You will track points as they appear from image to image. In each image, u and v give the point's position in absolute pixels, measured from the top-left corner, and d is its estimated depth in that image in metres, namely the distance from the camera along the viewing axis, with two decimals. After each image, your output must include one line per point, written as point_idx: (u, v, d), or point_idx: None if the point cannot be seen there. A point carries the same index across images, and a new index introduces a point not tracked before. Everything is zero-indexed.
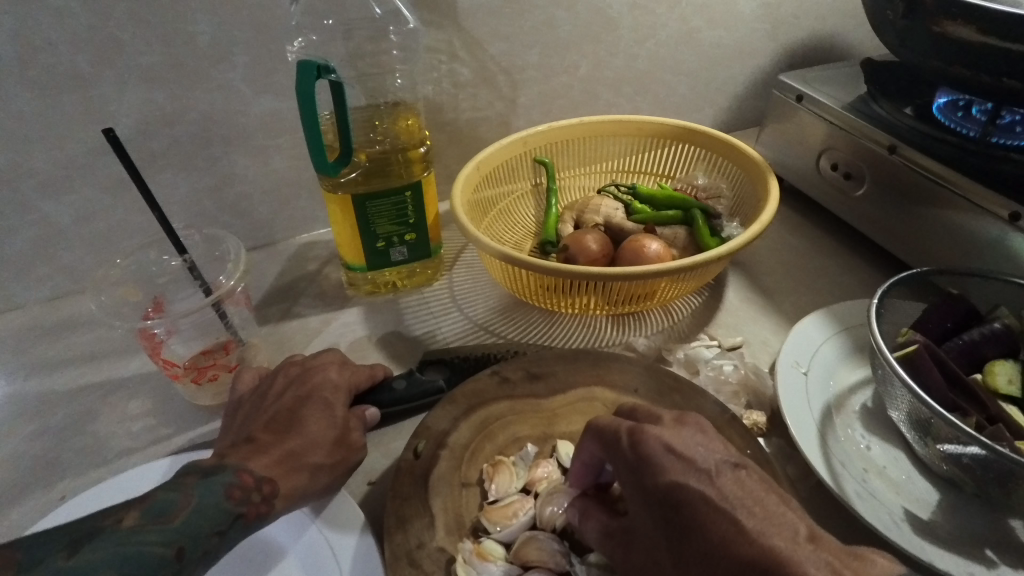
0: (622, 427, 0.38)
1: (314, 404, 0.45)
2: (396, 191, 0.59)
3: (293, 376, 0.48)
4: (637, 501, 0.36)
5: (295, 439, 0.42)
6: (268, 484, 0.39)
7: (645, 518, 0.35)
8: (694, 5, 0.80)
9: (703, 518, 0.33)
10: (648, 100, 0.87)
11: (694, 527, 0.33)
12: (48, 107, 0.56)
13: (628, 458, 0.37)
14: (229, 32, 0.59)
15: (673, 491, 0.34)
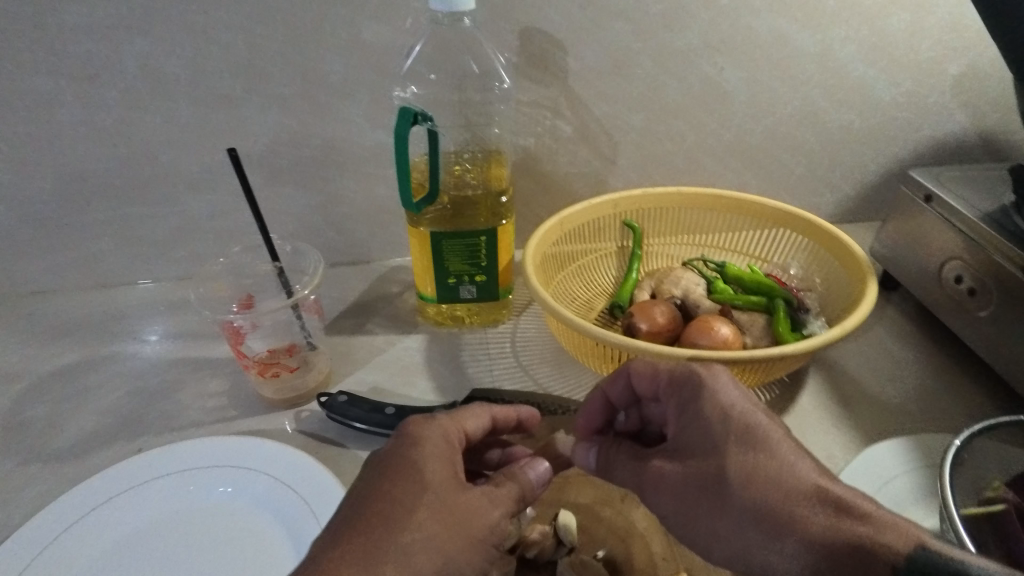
0: (681, 368, 0.45)
1: (411, 534, 0.39)
2: (471, 234, 0.62)
3: (396, 484, 0.41)
4: (696, 430, 0.41)
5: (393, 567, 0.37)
6: None
7: (702, 444, 0.40)
8: (822, 85, 0.76)
9: (770, 445, 0.39)
10: (759, 176, 0.83)
11: (761, 451, 0.39)
12: (204, 121, 0.67)
13: (687, 393, 0.43)
14: (356, 74, 0.66)
15: (746, 423, 0.40)
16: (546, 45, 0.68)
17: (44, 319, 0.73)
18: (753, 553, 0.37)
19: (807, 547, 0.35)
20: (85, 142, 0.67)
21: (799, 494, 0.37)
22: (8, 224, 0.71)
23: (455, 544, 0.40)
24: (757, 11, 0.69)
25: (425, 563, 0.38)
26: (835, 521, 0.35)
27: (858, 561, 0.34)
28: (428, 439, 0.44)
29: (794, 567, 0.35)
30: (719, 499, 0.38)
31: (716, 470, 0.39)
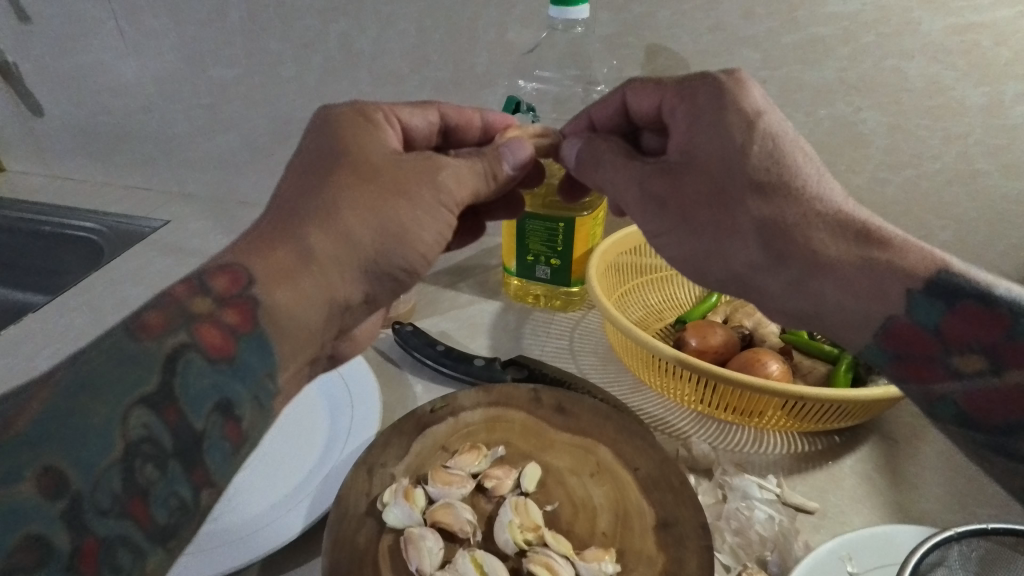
0: (688, 86, 0.46)
1: (355, 215, 0.42)
2: (553, 219, 0.68)
3: (332, 171, 0.43)
4: (713, 145, 0.42)
5: (348, 263, 0.42)
6: (238, 309, 0.38)
7: (715, 162, 0.42)
8: (986, 145, 0.68)
9: (788, 192, 0.40)
10: (893, 232, 0.77)
11: (778, 201, 0.40)
12: (376, 90, 0.83)
13: (710, 101, 0.44)
14: (498, 67, 0.76)
15: (763, 141, 0.42)
16: (671, 63, 0.71)
17: (244, 222, 0.97)
18: (751, 279, 0.41)
19: (805, 262, 0.39)
20: (294, 94, 0.87)
21: (822, 220, 0.40)
22: (238, 147, 0.95)
23: (401, 208, 0.43)
24: (908, 53, 0.64)
25: (359, 249, 0.42)
26: (853, 249, 0.39)
27: (875, 291, 0.38)
28: (346, 122, 0.46)
29: (831, 292, 0.39)
30: (724, 224, 0.41)
31: (735, 195, 0.41)
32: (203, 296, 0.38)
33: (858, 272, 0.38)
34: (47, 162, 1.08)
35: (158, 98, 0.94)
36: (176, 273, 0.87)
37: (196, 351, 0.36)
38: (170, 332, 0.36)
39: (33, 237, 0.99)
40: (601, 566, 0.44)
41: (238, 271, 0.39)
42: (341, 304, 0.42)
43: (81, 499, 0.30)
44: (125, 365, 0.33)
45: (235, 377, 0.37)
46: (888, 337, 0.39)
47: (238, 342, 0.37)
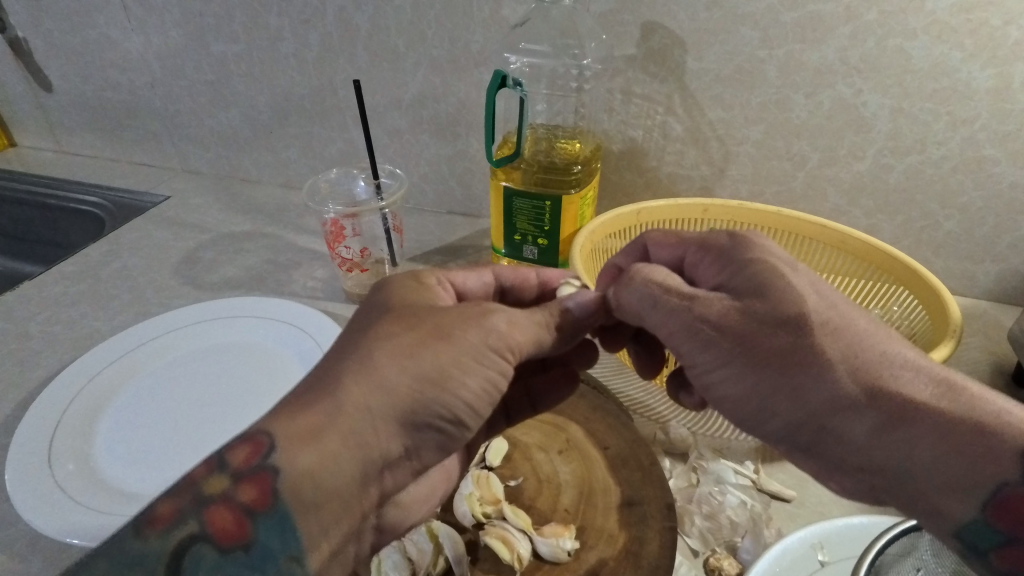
0: (708, 238, 0.44)
1: (386, 355, 0.37)
2: (539, 197, 0.67)
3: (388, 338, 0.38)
4: (772, 281, 0.38)
5: (384, 410, 0.36)
6: (253, 493, 0.34)
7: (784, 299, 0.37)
8: (993, 130, 0.65)
9: (853, 334, 0.36)
10: (896, 222, 0.74)
11: (847, 345, 0.36)
12: (372, 68, 0.83)
13: (734, 250, 0.41)
14: (493, 44, 0.75)
15: (822, 291, 0.38)
16: (667, 42, 0.69)
17: (243, 198, 0.98)
18: (830, 425, 0.35)
19: (893, 416, 0.34)
20: (292, 71, 0.87)
21: (897, 365, 0.36)
22: (239, 125, 0.96)
23: (437, 352, 0.38)
24: (913, 32, 0.62)
25: (394, 397, 0.36)
26: (942, 395, 0.35)
27: (986, 453, 0.33)
28: (400, 288, 0.43)
29: (927, 449, 0.34)
30: (796, 367, 0.35)
31: (812, 333, 0.36)
32: (222, 472, 0.35)
33: (935, 441, 0.34)
34: (57, 137, 1.10)
35: (161, 74, 0.95)
36: (172, 246, 0.88)
37: (206, 542, 0.32)
38: (179, 522, 0.33)
39: (40, 209, 1.01)
40: (559, 541, 0.44)
41: (259, 438, 0.35)
42: (379, 463, 0.36)
43: None
44: (126, 567, 0.31)
45: (253, 562, 0.33)
46: (998, 511, 0.34)
47: (256, 522, 0.33)
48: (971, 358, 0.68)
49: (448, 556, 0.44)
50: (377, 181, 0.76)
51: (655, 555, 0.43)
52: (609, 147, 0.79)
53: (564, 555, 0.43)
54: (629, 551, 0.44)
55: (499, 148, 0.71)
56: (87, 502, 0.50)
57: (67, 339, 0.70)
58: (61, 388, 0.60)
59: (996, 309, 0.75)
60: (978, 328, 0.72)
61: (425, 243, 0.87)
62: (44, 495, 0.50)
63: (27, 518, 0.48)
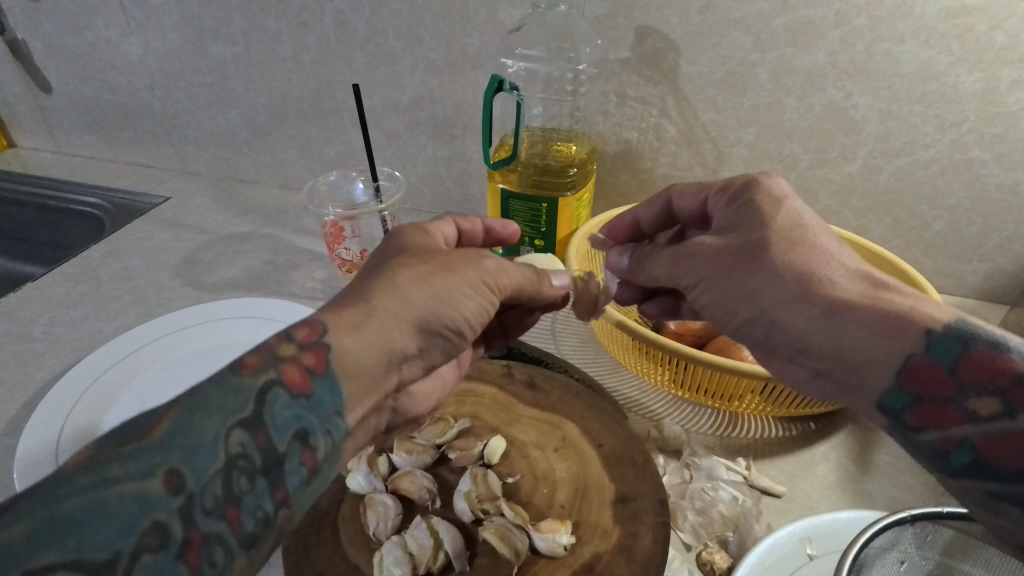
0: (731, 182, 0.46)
1: (401, 272, 0.42)
2: (535, 199, 0.68)
3: (411, 261, 0.43)
4: (744, 215, 0.42)
5: (407, 318, 0.41)
6: (312, 357, 0.37)
7: (751, 227, 0.41)
8: (980, 133, 0.66)
9: (816, 246, 0.39)
10: (885, 223, 0.75)
11: (808, 254, 0.39)
12: (370, 71, 0.83)
13: (744, 191, 0.44)
14: (489, 47, 0.76)
15: (795, 216, 0.41)
16: (660, 45, 0.70)
17: (241, 199, 0.99)
18: (779, 318, 0.38)
19: (831, 304, 0.36)
20: (290, 73, 0.88)
21: (843, 271, 0.38)
22: (237, 126, 0.96)
23: (447, 282, 0.43)
24: (902, 37, 0.63)
25: (414, 308, 0.41)
26: (872, 292, 0.37)
27: (895, 329, 0.35)
28: (406, 236, 0.47)
29: (859, 333, 0.35)
30: (752, 272, 0.39)
31: (769, 247, 0.39)
32: (287, 341, 0.37)
33: (858, 324, 0.35)
34: (55, 138, 1.10)
35: (160, 75, 0.95)
36: (172, 247, 0.88)
37: (280, 386, 0.35)
38: (262, 369, 0.35)
39: (40, 210, 1.02)
40: (555, 535, 0.45)
41: (315, 323, 0.39)
42: (397, 357, 0.41)
43: (192, 499, 0.29)
44: (226, 393, 0.33)
45: (311, 411, 0.36)
46: (906, 377, 0.35)
47: (315, 381, 0.36)
48: None
49: (447, 551, 0.45)
50: (375, 183, 0.77)
51: (648, 549, 0.45)
52: (604, 149, 0.80)
53: (560, 549, 0.45)
54: (623, 545, 0.45)
55: (496, 150, 0.72)
56: None
57: (70, 340, 0.71)
58: (63, 390, 0.61)
59: (983, 307, 0.77)
60: None
61: None
62: None
63: None
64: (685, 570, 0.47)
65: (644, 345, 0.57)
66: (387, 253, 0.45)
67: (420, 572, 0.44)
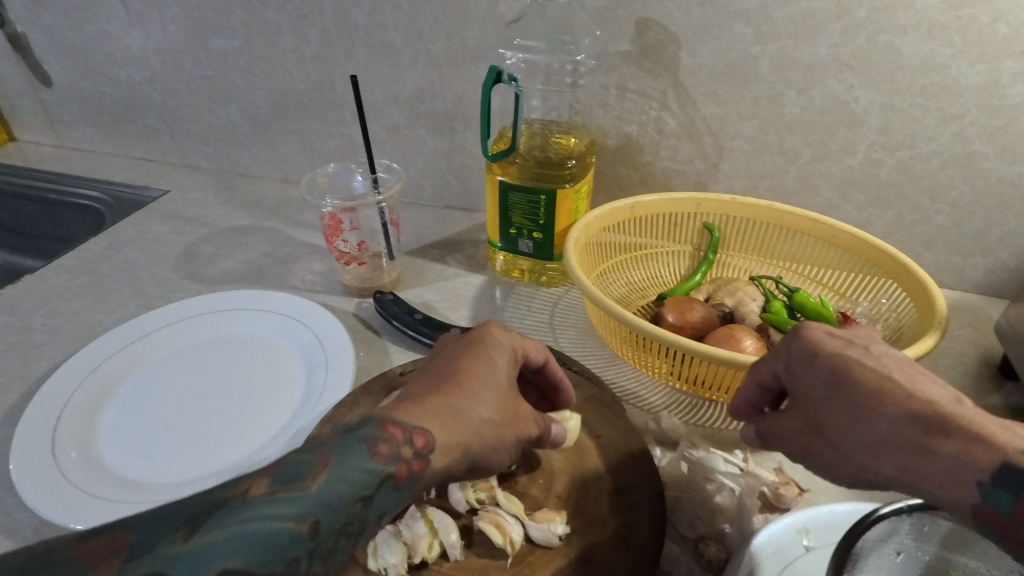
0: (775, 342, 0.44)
1: (480, 410, 0.43)
2: (534, 191, 0.68)
3: (501, 382, 0.45)
4: (797, 373, 0.41)
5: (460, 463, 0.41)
6: (420, 440, 0.38)
7: (808, 392, 0.40)
8: (982, 126, 0.66)
9: (867, 392, 0.37)
10: (886, 217, 0.75)
11: (858, 408, 0.36)
12: (370, 64, 0.83)
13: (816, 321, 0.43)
14: (489, 40, 0.76)
15: (837, 361, 0.39)
16: (661, 38, 0.70)
17: (241, 192, 0.99)
18: (847, 453, 0.36)
19: (895, 440, 0.34)
20: (290, 67, 0.88)
21: (894, 419, 0.35)
22: (238, 119, 0.96)
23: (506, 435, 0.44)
24: (904, 29, 0.63)
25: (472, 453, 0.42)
26: (922, 439, 0.33)
27: (954, 478, 0.31)
28: (488, 338, 0.48)
29: (917, 467, 0.33)
30: (824, 441, 0.38)
31: (826, 412, 0.38)
32: (406, 439, 0.37)
33: (920, 457, 0.33)
34: (57, 132, 1.11)
35: (160, 69, 0.95)
36: (172, 240, 0.89)
37: (387, 474, 0.35)
38: (381, 459, 0.36)
39: (41, 203, 1.02)
40: (551, 526, 0.45)
41: (427, 432, 0.39)
42: (457, 469, 0.41)
43: (318, 547, 0.31)
44: (358, 465, 0.35)
45: (395, 501, 0.36)
46: (978, 516, 0.31)
47: (409, 483, 0.37)
48: (957, 350, 0.69)
49: (443, 540, 0.45)
50: (375, 176, 0.77)
51: (644, 539, 0.45)
52: (604, 142, 0.79)
53: (557, 539, 0.45)
54: (620, 535, 0.45)
55: (496, 143, 0.72)
56: (94, 491, 0.51)
57: (69, 331, 0.72)
58: (63, 378, 0.61)
59: (984, 302, 0.77)
60: (966, 322, 0.73)
61: (423, 237, 0.88)
62: (51, 483, 0.51)
63: (35, 506, 0.49)
64: (682, 561, 0.47)
65: (643, 339, 0.57)
66: (467, 355, 0.46)
67: (416, 560, 0.44)
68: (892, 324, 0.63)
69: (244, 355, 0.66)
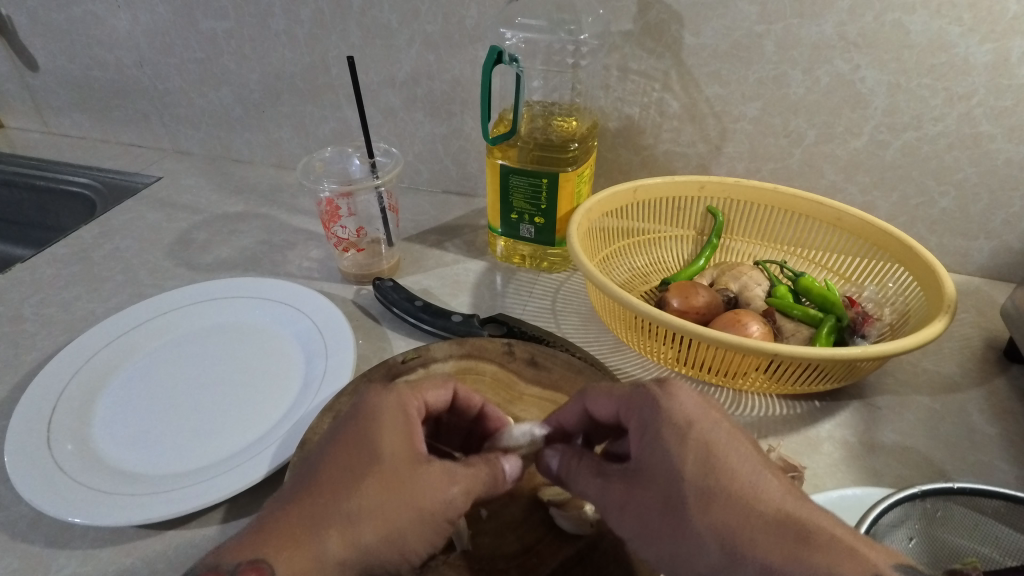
0: (631, 395, 0.42)
1: (352, 505, 0.39)
2: (536, 174, 0.67)
3: (371, 453, 0.41)
4: (652, 440, 0.39)
5: (352, 565, 0.38)
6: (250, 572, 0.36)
7: (667, 472, 0.37)
8: (989, 106, 0.65)
9: (734, 493, 0.36)
10: (891, 199, 0.74)
11: (728, 509, 0.35)
12: (365, 45, 0.81)
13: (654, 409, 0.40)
14: (487, 19, 0.74)
15: (711, 447, 0.37)
16: (664, 16, 0.68)
17: (235, 178, 0.97)
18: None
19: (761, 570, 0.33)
20: (283, 48, 0.85)
21: (762, 525, 0.34)
22: (229, 103, 0.94)
23: (406, 521, 0.40)
24: (913, 6, 0.62)
25: (362, 554, 0.38)
26: (792, 550, 0.33)
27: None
28: (378, 409, 0.43)
29: None
30: (679, 531, 0.36)
31: (690, 503, 0.36)
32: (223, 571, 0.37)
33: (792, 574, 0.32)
34: (44, 117, 1.08)
35: (149, 51, 0.93)
36: (165, 227, 0.87)
37: None
38: None
39: (30, 191, 1.00)
40: (581, 514, 0.45)
41: (262, 563, 0.37)
42: None
43: None
44: None
45: None
46: None
47: None
48: (962, 334, 0.69)
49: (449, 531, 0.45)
50: (372, 160, 0.75)
51: None
52: (605, 125, 0.78)
53: (585, 526, 0.45)
54: None
55: (495, 125, 0.71)
56: (90, 484, 0.50)
57: (61, 321, 0.70)
58: (59, 366, 0.60)
59: (988, 285, 0.76)
60: (970, 305, 0.73)
61: (421, 223, 0.87)
62: (46, 475, 0.49)
63: (28, 498, 0.47)
64: None
65: (649, 325, 0.56)
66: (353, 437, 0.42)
67: None
68: (899, 307, 0.63)
69: (245, 346, 0.65)
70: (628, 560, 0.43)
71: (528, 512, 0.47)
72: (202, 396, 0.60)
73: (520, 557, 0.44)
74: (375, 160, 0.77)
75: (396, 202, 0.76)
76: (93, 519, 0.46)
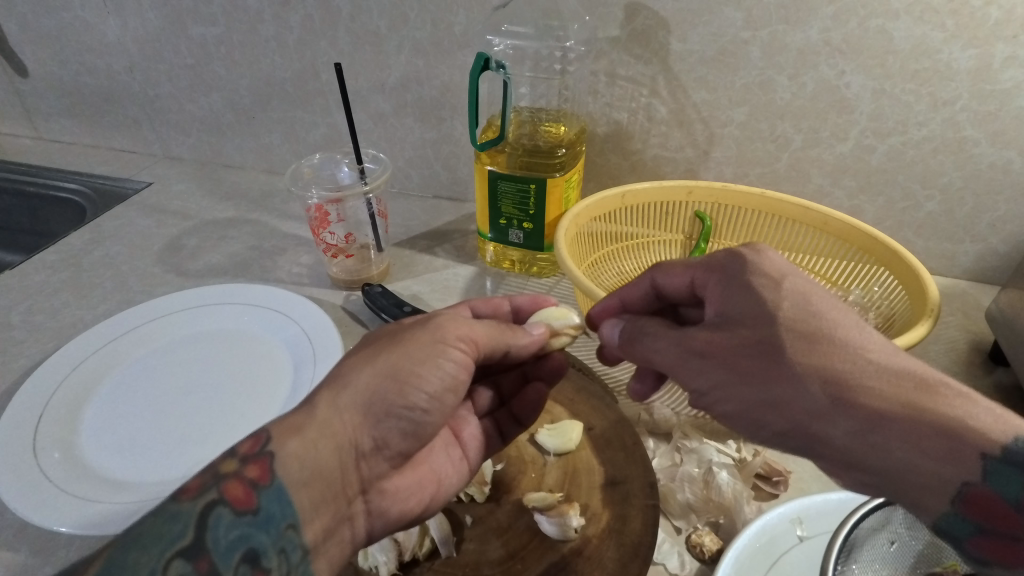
0: (714, 258, 0.43)
1: (361, 374, 0.40)
2: (524, 180, 0.67)
3: (372, 340, 0.43)
4: (749, 298, 0.38)
5: (354, 407, 0.39)
6: (256, 468, 0.36)
7: (758, 330, 0.37)
8: (973, 111, 0.65)
9: (837, 345, 0.35)
10: (877, 203, 0.75)
11: (831, 358, 0.35)
12: (354, 51, 0.81)
13: (740, 270, 0.40)
14: (476, 25, 0.74)
15: (806, 301, 0.37)
16: (650, 22, 0.69)
17: (226, 183, 0.97)
18: (812, 432, 0.35)
19: (871, 412, 0.33)
20: (273, 54, 0.85)
21: (876, 372, 0.34)
22: (220, 108, 0.94)
23: (395, 356, 0.40)
24: (896, 12, 0.62)
25: (361, 391, 0.39)
26: (907, 399, 0.33)
27: (950, 453, 0.32)
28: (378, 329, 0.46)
29: (902, 449, 0.33)
30: (773, 379, 0.35)
31: (784, 358, 0.35)
32: (231, 457, 0.37)
33: (916, 419, 0.32)
34: (34, 123, 1.08)
35: (139, 57, 0.93)
36: (155, 233, 0.87)
37: (224, 506, 0.34)
38: (204, 492, 0.35)
39: (20, 197, 1.00)
40: (564, 519, 0.46)
41: (260, 433, 0.38)
42: (351, 450, 0.38)
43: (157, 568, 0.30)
44: (165, 523, 0.32)
45: (260, 527, 0.35)
46: (966, 506, 0.33)
47: (261, 494, 0.35)
48: (948, 336, 0.70)
49: (433, 537, 0.45)
50: (361, 165, 0.75)
51: (637, 532, 0.45)
52: (593, 130, 0.79)
53: (571, 532, 0.45)
54: (613, 528, 0.46)
55: (484, 131, 0.71)
56: (78, 492, 0.50)
57: (49, 328, 0.70)
58: (46, 375, 0.60)
59: (975, 288, 0.77)
60: (957, 308, 0.73)
61: (411, 227, 0.87)
62: (34, 487, 0.49)
63: (16, 506, 0.48)
64: (676, 552, 0.46)
65: None
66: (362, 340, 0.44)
67: (406, 557, 0.44)
68: (884, 311, 0.63)
69: (237, 348, 0.66)
70: (613, 565, 0.43)
71: (514, 518, 0.47)
72: (196, 398, 0.60)
73: (505, 563, 0.44)
74: (364, 166, 0.77)
75: (385, 208, 0.76)
76: (82, 528, 0.46)
